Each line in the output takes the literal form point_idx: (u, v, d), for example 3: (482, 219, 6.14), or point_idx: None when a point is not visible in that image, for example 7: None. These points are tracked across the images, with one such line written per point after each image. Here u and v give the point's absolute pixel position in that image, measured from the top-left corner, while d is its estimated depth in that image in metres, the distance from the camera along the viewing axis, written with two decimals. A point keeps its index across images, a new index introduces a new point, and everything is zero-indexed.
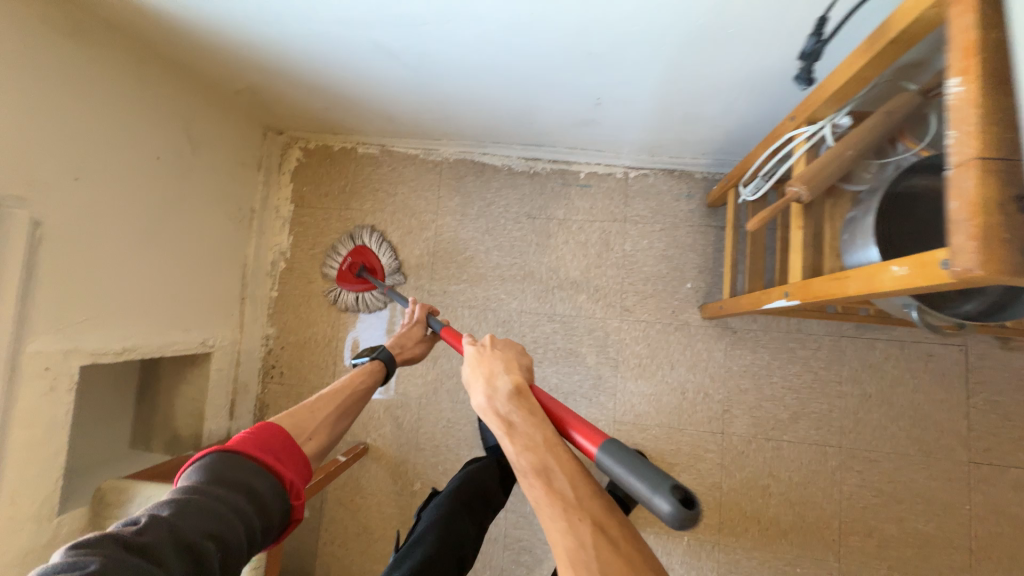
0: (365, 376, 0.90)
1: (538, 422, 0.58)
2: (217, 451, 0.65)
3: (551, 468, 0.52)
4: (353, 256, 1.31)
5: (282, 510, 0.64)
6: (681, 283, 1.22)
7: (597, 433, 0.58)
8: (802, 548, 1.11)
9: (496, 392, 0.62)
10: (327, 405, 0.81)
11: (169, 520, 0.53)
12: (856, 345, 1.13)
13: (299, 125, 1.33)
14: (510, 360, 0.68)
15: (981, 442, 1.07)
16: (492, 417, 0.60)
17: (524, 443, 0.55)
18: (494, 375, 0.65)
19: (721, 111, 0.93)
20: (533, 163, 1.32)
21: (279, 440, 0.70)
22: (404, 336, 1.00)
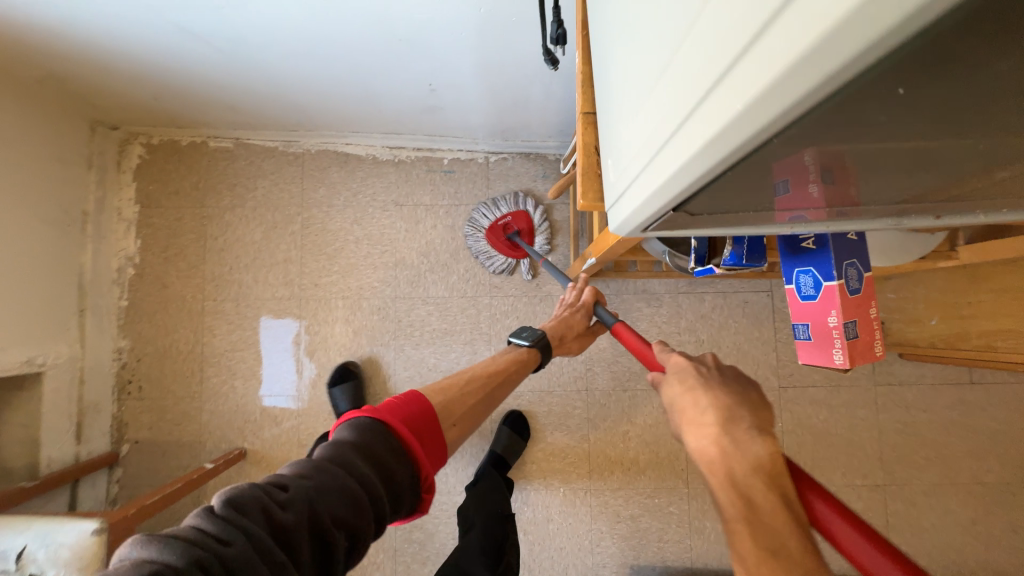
0: (515, 365, 0.90)
1: (791, 536, 0.40)
2: (369, 415, 0.59)
3: None
4: (511, 216, 1.28)
5: (410, 503, 0.55)
6: (543, 258, 1.32)
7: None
8: (658, 480, 1.27)
9: (739, 450, 0.45)
10: (477, 390, 0.80)
11: (307, 493, 0.48)
12: (691, 299, 1.31)
13: (134, 119, 1.23)
14: (729, 407, 0.48)
15: (786, 369, 1.30)
16: (722, 485, 0.43)
17: (769, 550, 0.40)
18: (736, 424, 0.46)
19: (544, 94, 1.02)
20: (397, 152, 1.34)
21: (417, 421, 0.63)
22: (567, 326, 0.99)
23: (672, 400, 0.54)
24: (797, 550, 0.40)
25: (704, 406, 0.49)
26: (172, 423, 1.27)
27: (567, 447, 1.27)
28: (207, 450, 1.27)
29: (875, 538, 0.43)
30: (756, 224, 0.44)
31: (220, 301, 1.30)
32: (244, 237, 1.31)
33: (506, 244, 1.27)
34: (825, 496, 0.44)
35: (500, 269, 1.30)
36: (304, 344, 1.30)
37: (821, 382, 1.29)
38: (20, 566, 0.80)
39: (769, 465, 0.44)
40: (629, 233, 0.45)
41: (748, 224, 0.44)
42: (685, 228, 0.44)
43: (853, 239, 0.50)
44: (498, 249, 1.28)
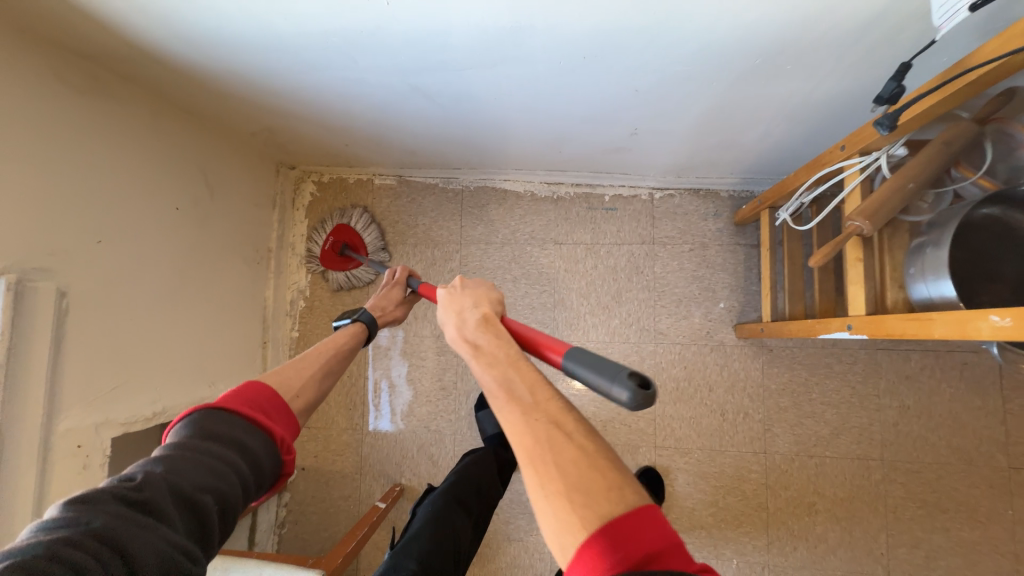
0: (348, 338, 0.82)
1: (503, 343, 0.54)
2: (204, 408, 0.59)
3: (511, 380, 0.50)
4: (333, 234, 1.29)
5: (273, 465, 0.59)
6: (714, 304, 1.22)
7: (561, 344, 0.58)
8: (851, 564, 1.11)
9: (464, 322, 0.59)
10: (314, 359, 0.75)
11: (162, 474, 0.48)
12: (893, 357, 1.14)
13: (313, 160, 1.29)
14: (477, 297, 0.63)
15: (1020, 448, 1.09)
16: (461, 346, 0.57)
17: (487, 363, 0.53)
18: (465, 308, 0.61)
19: (759, 138, 0.93)
20: (556, 188, 1.30)
21: (265, 396, 0.64)
22: (382, 300, 0.93)
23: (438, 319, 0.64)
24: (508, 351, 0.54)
25: (465, 304, 0.62)
26: (336, 453, 1.31)
27: (742, 515, 1.15)
28: (367, 483, 1.30)
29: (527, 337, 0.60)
30: None
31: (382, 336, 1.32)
32: None
33: (338, 259, 1.28)
34: (513, 325, 0.63)
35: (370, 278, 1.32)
36: (458, 384, 1.29)
37: None
38: None
39: (486, 322, 0.59)
40: None
41: None
42: None
43: None
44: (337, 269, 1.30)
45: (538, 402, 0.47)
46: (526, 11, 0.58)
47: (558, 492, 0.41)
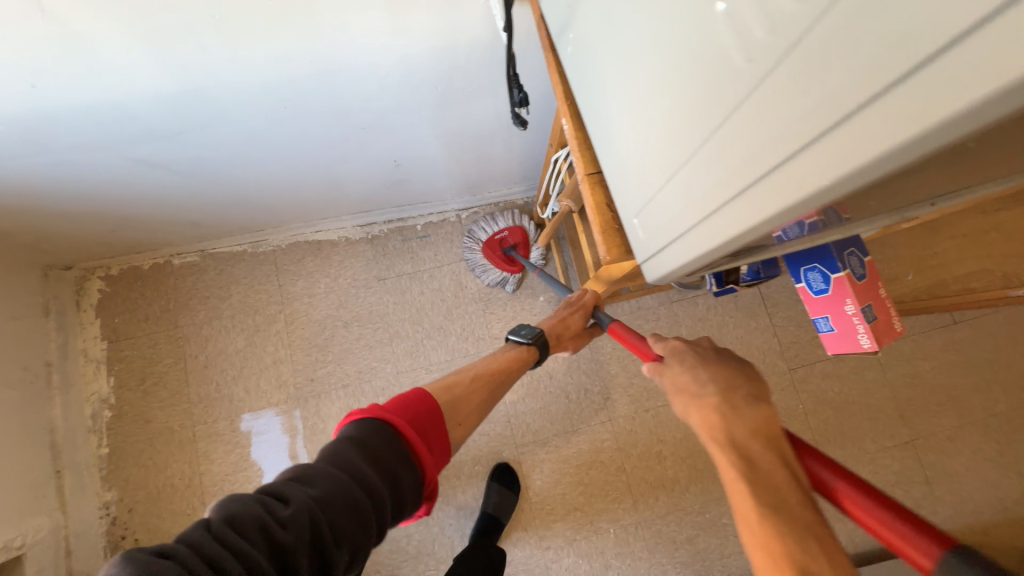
0: (514, 365, 0.87)
1: (794, 490, 0.47)
2: (378, 416, 0.61)
3: (808, 552, 0.43)
4: (507, 229, 1.28)
5: (413, 505, 0.59)
6: (535, 299, 1.33)
7: (921, 527, 0.43)
8: (703, 494, 1.24)
9: (739, 419, 0.52)
10: (479, 390, 0.81)
11: (311, 504, 0.49)
12: (685, 305, 1.34)
13: (89, 255, 1.18)
14: (728, 390, 0.55)
15: (791, 351, 1.33)
16: (724, 448, 0.50)
17: (769, 504, 0.45)
18: (737, 400, 0.54)
19: (505, 148, 1.07)
20: (369, 228, 1.34)
21: (419, 424, 0.65)
22: (563, 325, 0.93)
23: (682, 390, 0.58)
24: (797, 503, 0.46)
25: (735, 396, 0.54)
26: None
27: (607, 483, 1.23)
28: None
29: (870, 489, 0.47)
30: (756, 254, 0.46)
31: (212, 423, 1.21)
32: (227, 347, 1.25)
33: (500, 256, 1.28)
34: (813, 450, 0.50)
35: (493, 282, 1.31)
36: (311, 448, 1.22)
37: (825, 355, 1.33)
38: None
39: (768, 433, 0.51)
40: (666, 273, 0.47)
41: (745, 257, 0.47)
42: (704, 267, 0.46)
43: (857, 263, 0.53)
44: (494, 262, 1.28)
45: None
46: (189, 73, 0.62)
47: None
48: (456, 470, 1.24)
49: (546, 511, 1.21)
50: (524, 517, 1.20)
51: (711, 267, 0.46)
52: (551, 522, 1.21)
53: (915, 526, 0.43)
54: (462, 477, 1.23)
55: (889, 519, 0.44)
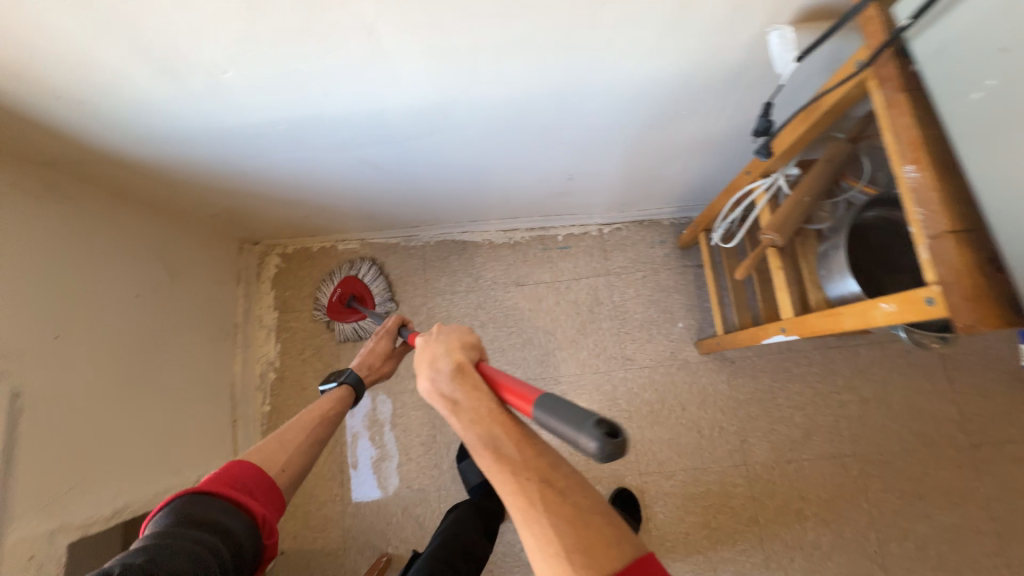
0: (335, 402, 0.87)
1: (480, 396, 0.57)
2: (186, 494, 0.64)
3: (496, 438, 0.53)
4: (341, 286, 1.31)
5: (255, 546, 0.64)
6: (673, 324, 1.28)
7: (529, 390, 0.56)
8: (849, 567, 1.11)
9: (439, 372, 0.61)
10: (295, 434, 0.79)
11: (139, 565, 0.52)
12: (844, 354, 1.21)
13: (275, 234, 1.34)
14: (451, 343, 0.64)
15: (974, 425, 1.15)
16: (436, 399, 0.60)
17: (468, 417, 0.56)
18: (438, 358, 0.62)
19: (681, 170, 1.04)
20: (511, 234, 1.38)
21: (249, 477, 0.70)
22: (372, 354, 0.95)
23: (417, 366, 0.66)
24: (485, 406, 0.57)
25: (435, 355, 0.63)
26: (316, 530, 1.25)
27: (736, 532, 1.15)
28: (353, 558, 1.23)
29: (500, 382, 0.59)
30: None
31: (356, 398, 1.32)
32: (375, 331, 1.34)
33: (345, 310, 1.30)
34: (489, 372, 0.61)
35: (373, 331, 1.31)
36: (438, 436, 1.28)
37: (1020, 437, 1.14)
38: None
39: (450, 373, 0.60)
40: None
41: None
42: None
43: None
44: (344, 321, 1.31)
45: (526, 459, 0.51)
46: (450, 91, 0.67)
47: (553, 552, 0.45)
48: None
49: (666, 548, 1.16)
50: None
51: None
52: (670, 560, 1.15)
53: (520, 396, 0.56)
54: None
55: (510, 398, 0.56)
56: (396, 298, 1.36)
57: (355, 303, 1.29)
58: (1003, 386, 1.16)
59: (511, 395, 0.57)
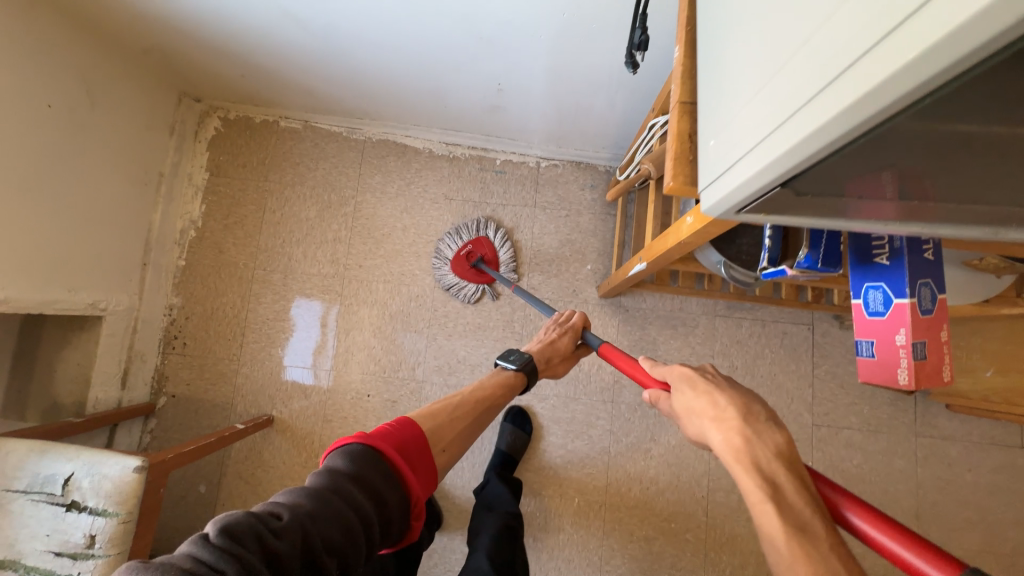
0: (500, 390, 0.87)
1: (811, 512, 0.47)
2: (361, 442, 0.60)
3: (838, 575, 0.42)
4: (472, 244, 1.31)
5: (400, 530, 0.58)
6: (582, 265, 1.34)
7: (926, 545, 0.44)
8: (676, 505, 1.24)
9: (759, 440, 0.52)
10: (464, 419, 0.78)
11: (303, 517, 0.49)
12: (728, 323, 1.29)
13: (218, 93, 1.33)
14: (768, 409, 0.55)
15: (822, 407, 1.26)
16: (748, 471, 0.49)
17: (793, 522, 0.46)
18: (755, 420, 0.53)
19: (605, 104, 1.07)
20: (452, 148, 1.40)
21: (413, 448, 0.64)
22: (553, 349, 0.98)
23: (692, 410, 0.58)
24: (816, 523, 0.46)
25: (724, 405, 0.55)
26: (209, 382, 1.32)
27: (587, 457, 1.26)
28: (238, 413, 1.32)
29: (880, 515, 0.47)
30: (863, 215, 0.39)
31: (268, 271, 1.36)
32: (300, 214, 1.37)
33: (469, 269, 1.30)
34: (834, 490, 0.50)
35: (470, 298, 1.32)
36: (341, 322, 1.34)
37: (857, 425, 1.25)
38: (64, 492, 0.83)
39: (785, 452, 0.51)
40: (726, 214, 0.43)
41: (844, 217, 0.40)
42: (787, 212, 0.41)
43: (928, 259, 0.49)
44: (463, 278, 1.31)
45: None
46: None
47: None
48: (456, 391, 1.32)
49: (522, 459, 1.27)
50: None
51: (793, 211, 0.40)
52: (524, 470, 1.26)
53: (923, 546, 0.43)
54: None
55: (902, 547, 0.44)
56: (520, 270, 1.34)
57: (482, 266, 1.29)
58: (856, 379, 1.26)
59: (866, 520, 0.47)
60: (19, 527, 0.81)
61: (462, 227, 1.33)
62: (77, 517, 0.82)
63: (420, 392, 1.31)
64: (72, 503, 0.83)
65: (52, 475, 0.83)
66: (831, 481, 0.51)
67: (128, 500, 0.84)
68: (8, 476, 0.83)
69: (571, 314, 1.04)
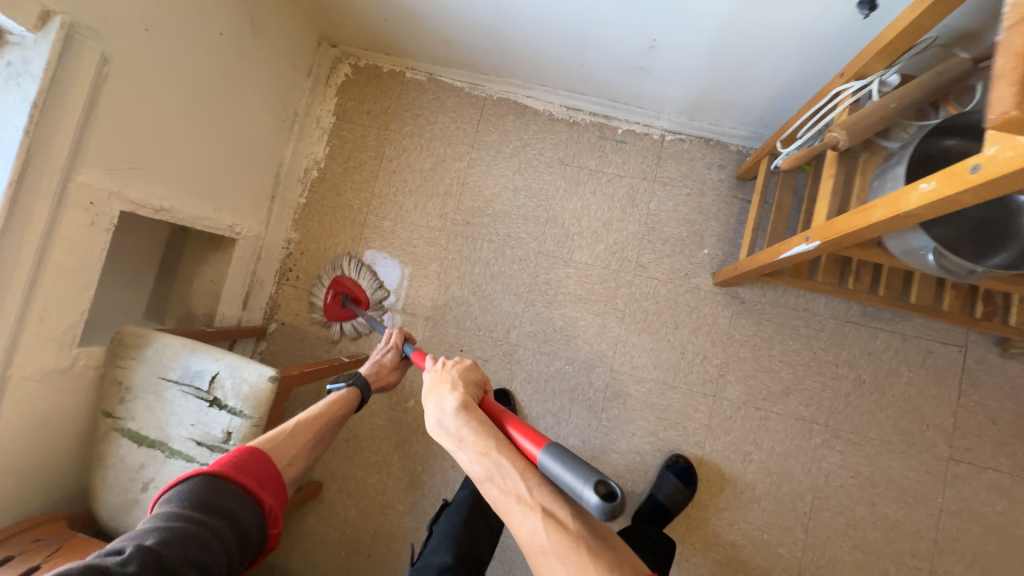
0: (340, 401, 0.94)
1: (485, 431, 0.63)
2: (201, 476, 0.69)
3: (501, 466, 0.60)
4: (333, 285, 1.34)
5: (260, 537, 0.69)
6: (698, 249, 1.25)
7: (535, 433, 0.62)
8: (772, 517, 1.15)
9: (446, 408, 0.68)
10: (306, 431, 0.85)
11: (149, 548, 0.57)
12: (860, 332, 1.16)
13: (355, 39, 1.36)
14: (458, 379, 0.73)
15: (964, 441, 1.10)
16: (448, 436, 0.66)
17: (478, 452, 0.62)
18: (444, 394, 0.70)
19: (771, 69, 0.96)
20: (573, 113, 1.34)
21: (261, 465, 0.75)
22: (381, 365, 1.04)
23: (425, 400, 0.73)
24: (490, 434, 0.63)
25: (443, 388, 0.71)
26: (315, 316, 1.40)
27: (678, 449, 1.19)
28: (337, 348, 1.38)
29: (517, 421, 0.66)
30: None
31: (380, 219, 1.39)
32: (415, 166, 1.39)
33: (340, 309, 1.34)
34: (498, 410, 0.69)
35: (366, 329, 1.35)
36: (441, 277, 1.35)
37: (1006, 469, 1.09)
38: (210, 389, 0.90)
39: (461, 406, 0.67)
40: None
41: None
42: None
43: None
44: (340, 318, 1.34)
45: (527, 489, 0.59)
46: None
47: (561, 546, 0.55)
48: (548, 361, 1.29)
49: (609, 438, 1.23)
50: (588, 430, 1.24)
51: None
52: (608, 450, 1.23)
53: (530, 434, 0.62)
54: (548, 369, 1.28)
55: (523, 440, 0.63)
56: (486, 251, 1.34)
57: (349, 303, 1.32)
58: (1012, 418, 1.10)
59: (514, 427, 0.66)
60: (170, 413, 0.89)
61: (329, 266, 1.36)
62: (217, 414, 0.89)
63: (512, 356, 1.29)
64: (215, 400, 0.89)
65: (200, 371, 0.91)
66: (497, 406, 0.70)
67: (261, 406, 0.89)
68: (165, 365, 0.91)
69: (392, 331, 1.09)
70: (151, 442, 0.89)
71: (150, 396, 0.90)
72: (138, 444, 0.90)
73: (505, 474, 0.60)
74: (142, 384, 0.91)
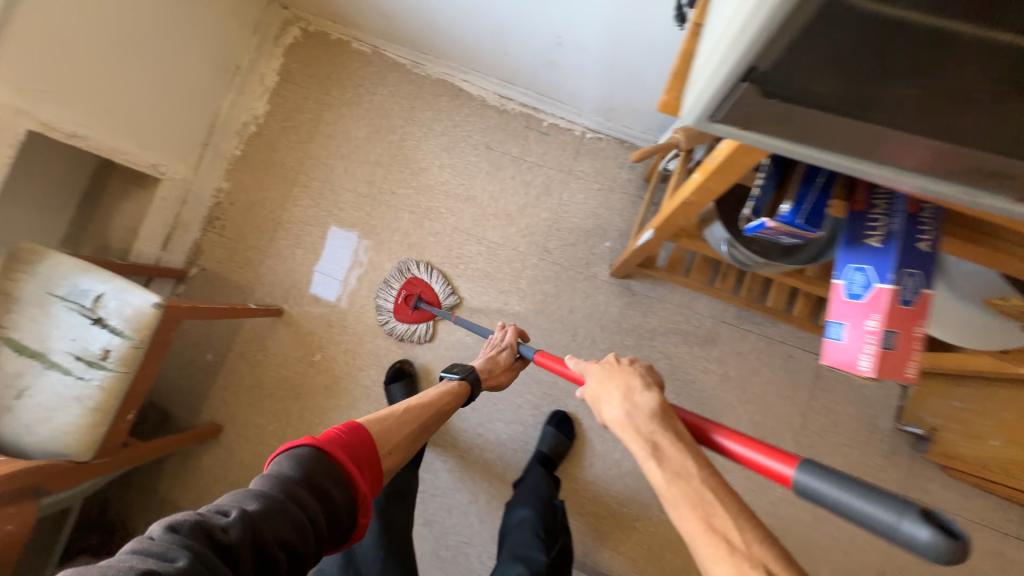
0: (446, 397, 0.97)
1: (684, 451, 0.57)
2: (309, 446, 0.70)
3: (710, 503, 0.52)
4: (405, 288, 1.35)
5: (349, 519, 0.69)
6: (600, 241, 1.34)
7: (784, 454, 0.56)
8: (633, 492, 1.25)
9: (637, 408, 0.63)
10: (412, 420, 0.88)
11: (253, 515, 0.59)
12: (732, 332, 1.26)
13: (305, 4, 1.41)
14: (644, 377, 0.68)
15: (808, 440, 1.21)
16: (632, 435, 0.61)
17: (674, 469, 0.55)
18: (632, 394, 0.65)
19: (659, 78, 1.05)
20: (504, 101, 1.42)
21: (359, 449, 0.75)
22: (494, 362, 1.10)
23: (590, 394, 0.70)
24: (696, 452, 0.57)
25: (631, 384, 0.66)
26: (236, 265, 1.44)
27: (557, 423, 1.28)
28: (254, 298, 1.43)
29: (754, 442, 0.60)
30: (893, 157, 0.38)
31: (310, 179, 1.45)
32: (350, 133, 1.45)
33: (409, 312, 1.34)
34: (703, 421, 0.64)
35: (427, 336, 1.34)
36: (361, 241, 1.41)
37: (841, 468, 1.20)
38: (94, 307, 0.94)
39: (659, 411, 0.62)
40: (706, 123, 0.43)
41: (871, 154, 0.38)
42: (766, 126, 0.40)
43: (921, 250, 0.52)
44: (406, 319, 1.34)
45: (745, 533, 0.49)
46: None
47: None
48: (451, 330, 1.36)
49: (497, 407, 1.31)
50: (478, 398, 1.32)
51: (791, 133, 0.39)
52: (495, 418, 1.31)
53: (777, 454, 0.57)
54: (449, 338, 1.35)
55: (768, 461, 0.57)
56: (409, 221, 1.40)
57: (422, 305, 1.33)
58: (853, 423, 1.21)
59: (734, 444, 0.61)
60: (52, 326, 0.94)
61: (400, 267, 1.35)
62: (99, 331, 0.94)
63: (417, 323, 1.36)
64: (98, 319, 0.94)
65: (87, 290, 0.95)
66: (710, 420, 0.64)
67: (143, 329, 0.94)
68: (54, 282, 0.95)
69: (505, 330, 1.14)
70: (31, 352, 0.93)
71: (35, 309, 0.94)
72: (17, 353, 0.93)
73: (705, 502, 0.52)
74: (28, 297, 0.95)
